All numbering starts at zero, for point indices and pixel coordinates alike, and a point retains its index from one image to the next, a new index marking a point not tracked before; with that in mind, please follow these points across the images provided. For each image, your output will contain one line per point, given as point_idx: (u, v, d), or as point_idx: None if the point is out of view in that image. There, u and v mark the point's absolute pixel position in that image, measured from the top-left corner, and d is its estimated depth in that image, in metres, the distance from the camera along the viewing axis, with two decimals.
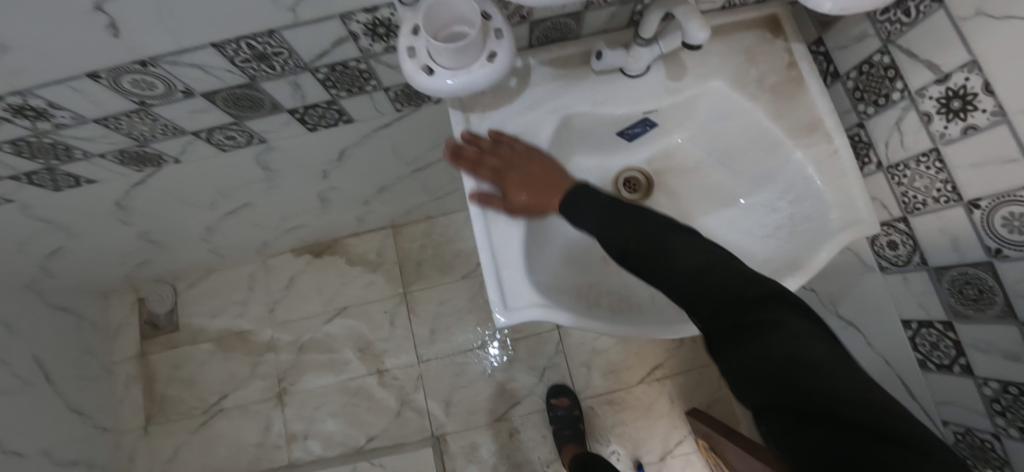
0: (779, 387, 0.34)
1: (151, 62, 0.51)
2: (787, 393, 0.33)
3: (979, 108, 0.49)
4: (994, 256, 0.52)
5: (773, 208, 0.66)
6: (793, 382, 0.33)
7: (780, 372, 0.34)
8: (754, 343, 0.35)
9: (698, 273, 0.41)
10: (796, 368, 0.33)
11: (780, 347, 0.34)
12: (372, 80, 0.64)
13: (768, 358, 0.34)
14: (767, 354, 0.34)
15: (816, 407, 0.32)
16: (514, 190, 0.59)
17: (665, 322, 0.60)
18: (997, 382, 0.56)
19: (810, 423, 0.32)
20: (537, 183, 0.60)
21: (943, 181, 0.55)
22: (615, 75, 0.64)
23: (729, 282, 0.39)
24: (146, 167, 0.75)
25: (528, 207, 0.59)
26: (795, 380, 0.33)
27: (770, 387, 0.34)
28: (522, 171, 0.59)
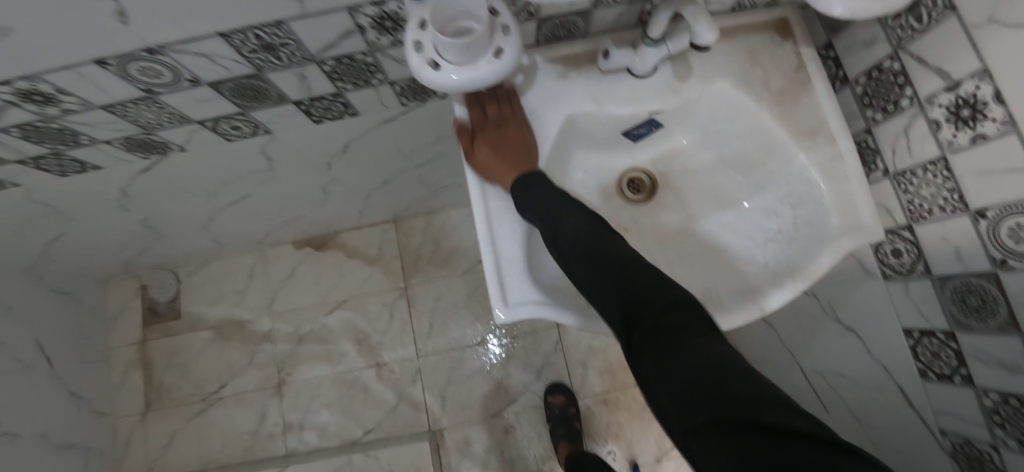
0: (703, 390, 0.33)
1: (159, 51, 0.51)
2: (708, 398, 0.33)
3: (989, 117, 0.49)
4: (999, 266, 0.51)
5: (773, 213, 0.65)
6: (714, 387, 0.33)
7: (706, 373, 0.34)
8: (680, 348, 0.37)
9: (631, 282, 0.42)
10: (713, 373, 0.34)
11: (696, 354, 0.36)
12: (377, 73, 0.64)
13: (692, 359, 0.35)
14: (689, 358, 0.36)
15: (734, 411, 0.32)
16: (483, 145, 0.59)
17: None
18: (998, 394, 0.55)
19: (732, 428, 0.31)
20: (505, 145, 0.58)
21: (950, 190, 0.55)
22: (622, 75, 0.63)
23: (659, 289, 0.41)
24: (151, 154, 0.75)
25: (489, 164, 0.58)
26: (715, 383, 0.33)
27: (693, 392, 0.34)
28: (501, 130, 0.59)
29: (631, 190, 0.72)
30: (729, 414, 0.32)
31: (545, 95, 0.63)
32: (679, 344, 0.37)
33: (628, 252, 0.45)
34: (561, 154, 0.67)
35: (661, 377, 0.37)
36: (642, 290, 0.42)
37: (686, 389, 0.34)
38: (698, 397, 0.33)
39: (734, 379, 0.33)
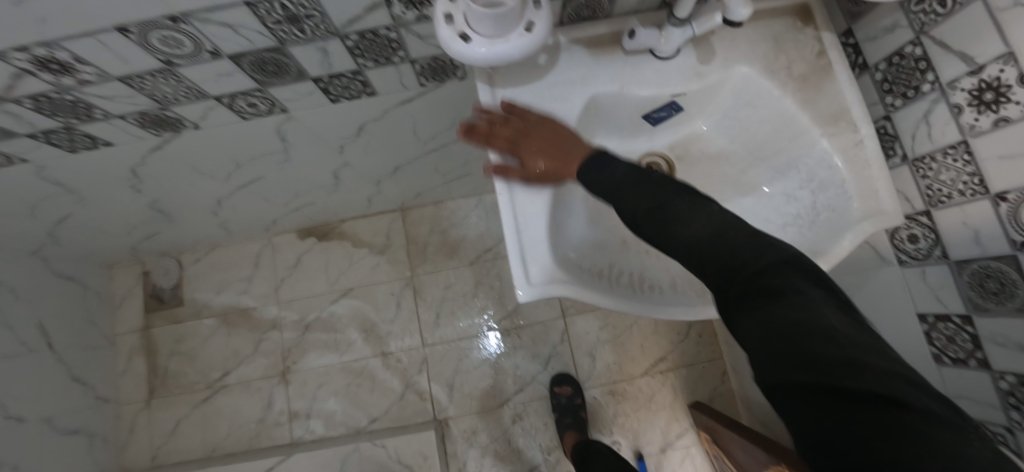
0: (791, 356, 0.35)
1: (182, 19, 0.50)
2: (791, 364, 0.35)
3: (1013, 100, 0.50)
4: (1019, 248, 0.52)
5: (794, 197, 0.66)
6: (803, 350, 0.34)
7: (788, 341, 0.35)
8: (766, 306, 0.38)
9: (717, 243, 0.42)
10: (800, 341, 0.35)
11: (788, 318, 0.36)
12: (400, 50, 0.63)
13: (777, 326, 0.36)
14: (776, 319, 0.37)
15: (820, 379, 0.33)
16: (533, 159, 0.57)
17: (681, 304, 0.61)
18: (1014, 376, 0.56)
19: (808, 394, 0.33)
20: (553, 148, 0.57)
21: (970, 174, 0.56)
22: (645, 57, 0.63)
23: (746, 250, 0.41)
24: (165, 131, 0.74)
25: (546, 173, 0.57)
26: (792, 349, 0.35)
27: (776, 356, 0.36)
28: (535, 137, 0.57)
29: None
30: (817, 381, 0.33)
31: (568, 74, 0.62)
32: (769, 305, 0.38)
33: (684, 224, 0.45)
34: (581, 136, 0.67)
35: (746, 336, 0.38)
36: (732, 250, 0.41)
37: (768, 353, 0.36)
38: (773, 362, 0.36)
39: (815, 341, 0.35)
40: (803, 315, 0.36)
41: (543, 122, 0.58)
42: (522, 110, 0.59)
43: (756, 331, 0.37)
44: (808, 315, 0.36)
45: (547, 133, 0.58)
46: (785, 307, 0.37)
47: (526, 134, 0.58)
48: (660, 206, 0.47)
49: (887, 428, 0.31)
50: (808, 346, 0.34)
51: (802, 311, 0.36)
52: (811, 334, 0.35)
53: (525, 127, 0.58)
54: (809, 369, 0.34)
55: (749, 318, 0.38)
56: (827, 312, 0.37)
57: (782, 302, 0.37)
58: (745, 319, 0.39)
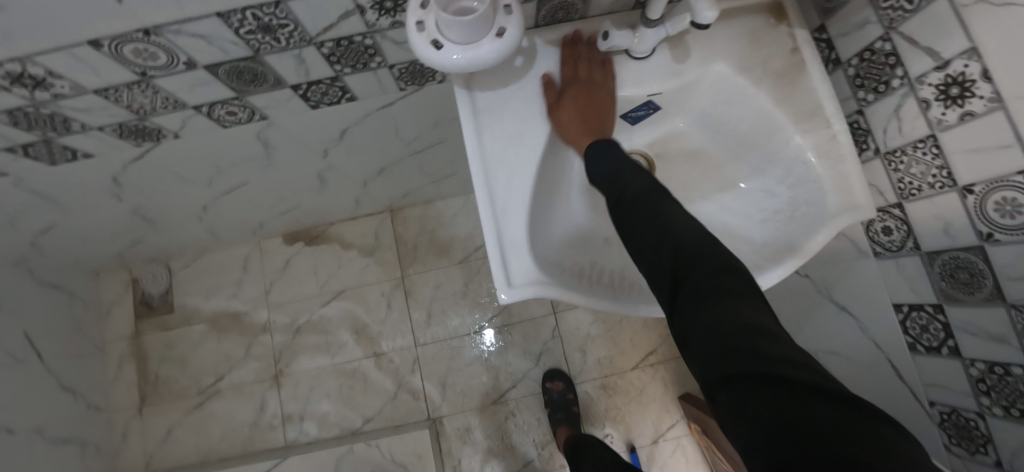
0: (742, 351, 0.37)
1: (154, 32, 0.50)
2: (742, 356, 0.37)
3: (977, 94, 0.51)
4: (985, 240, 0.53)
5: (772, 193, 0.67)
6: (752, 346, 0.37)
7: (744, 336, 0.38)
8: (722, 306, 0.40)
9: (689, 242, 0.44)
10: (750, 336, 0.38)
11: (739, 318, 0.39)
12: (376, 56, 0.63)
13: (732, 321, 0.39)
14: (732, 319, 0.39)
15: (766, 370, 0.36)
16: (568, 111, 0.60)
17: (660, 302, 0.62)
18: (983, 363, 0.58)
19: (753, 384, 0.36)
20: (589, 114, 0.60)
21: (939, 167, 0.57)
22: (621, 57, 0.64)
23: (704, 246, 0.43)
24: (145, 141, 0.74)
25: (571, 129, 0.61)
26: (743, 342, 0.37)
27: (728, 348, 0.38)
28: (587, 98, 0.61)
29: None
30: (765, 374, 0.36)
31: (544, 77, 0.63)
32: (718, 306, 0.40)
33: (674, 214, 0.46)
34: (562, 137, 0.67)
35: (699, 330, 0.40)
36: (693, 253, 0.43)
37: (724, 347, 0.38)
38: (727, 356, 0.38)
39: (765, 339, 0.37)
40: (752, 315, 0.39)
41: (596, 91, 0.61)
42: (603, 70, 0.62)
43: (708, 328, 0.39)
44: (757, 319, 0.39)
45: (596, 102, 0.61)
46: (741, 306, 0.40)
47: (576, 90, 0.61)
48: (652, 196, 0.49)
49: (834, 419, 0.33)
50: (757, 343, 0.37)
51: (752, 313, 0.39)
52: (763, 334, 0.38)
53: (589, 85, 0.61)
54: (755, 362, 0.36)
55: (706, 314, 0.40)
56: (774, 320, 0.40)
57: (737, 301, 0.40)
58: (700, 317, 0.41)
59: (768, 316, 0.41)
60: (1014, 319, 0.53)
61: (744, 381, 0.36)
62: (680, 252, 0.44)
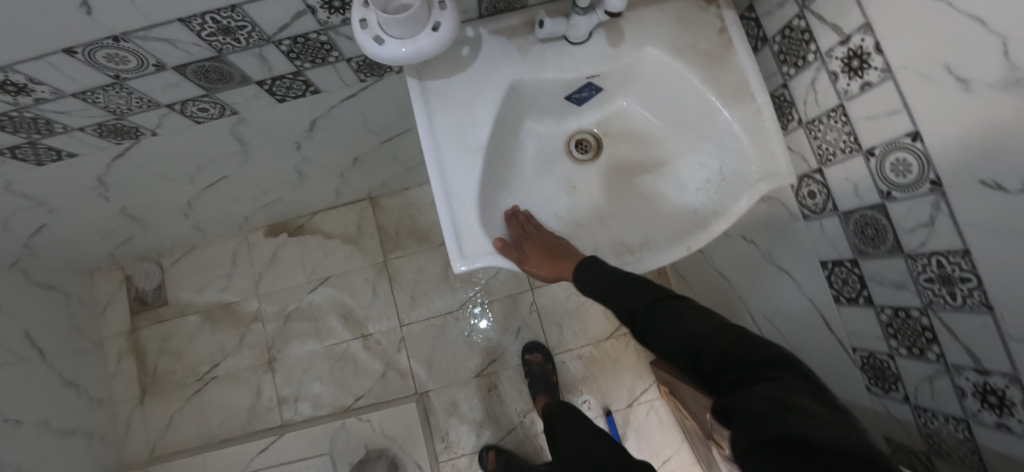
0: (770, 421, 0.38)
1: (123, 38, 0.55)
2: (767, 424, 0.38)
3: (872, 66, 0.56)
4: (886, 198, 0.59)
5: (706, 165, 0.72)
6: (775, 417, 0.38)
7: (769, 408, 0.39)
8: (752, 389, 0.42)
9: (708, 342, 0.48)
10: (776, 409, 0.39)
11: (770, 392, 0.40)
12: (333, 51, 0.68)
13: (757, 396, 0.40)
14: (754, 396, 0.41)
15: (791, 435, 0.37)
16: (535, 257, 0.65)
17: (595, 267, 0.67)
18: (891, 309, 0.65)
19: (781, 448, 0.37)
20: (550, 257, 0.66)
21: (848, 133, 0.62)
22: (560, 42, 0.69)
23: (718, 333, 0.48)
24: (125, 140, 0.79)
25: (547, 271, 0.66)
26: (777, 413, 0.38)
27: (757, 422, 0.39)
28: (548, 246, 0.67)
29: (579, 150, 0.78)
30: (780, 438, 0.37)
31: (488, 64, 0.68)
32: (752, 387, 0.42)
33: (694, 319, 0.50)
34: (511, 121, 0.73)
35: (736, 411, 0.42)
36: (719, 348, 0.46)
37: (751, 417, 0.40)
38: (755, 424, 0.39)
39: (790, 411, 0.38)
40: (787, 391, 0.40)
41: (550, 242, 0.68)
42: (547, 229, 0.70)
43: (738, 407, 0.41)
44: (783, 391, 0.40)
45: (552, 247, 0.67)
46: (772, 383, 0.41)
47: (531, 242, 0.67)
48: (663, 308, 0.54)
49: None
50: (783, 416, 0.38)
51: (783, 391, 0.40)
52: (790, 409, 0.38)
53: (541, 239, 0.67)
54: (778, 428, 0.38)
55: (740, 392, 0.42)
56: (811, 398, 0.39)
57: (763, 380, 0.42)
58: (733, 397, 0.43)
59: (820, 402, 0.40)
60: (911, 268, 0.59)
61: (773, 448, 0.37)
62: (700, 350, 0.48)
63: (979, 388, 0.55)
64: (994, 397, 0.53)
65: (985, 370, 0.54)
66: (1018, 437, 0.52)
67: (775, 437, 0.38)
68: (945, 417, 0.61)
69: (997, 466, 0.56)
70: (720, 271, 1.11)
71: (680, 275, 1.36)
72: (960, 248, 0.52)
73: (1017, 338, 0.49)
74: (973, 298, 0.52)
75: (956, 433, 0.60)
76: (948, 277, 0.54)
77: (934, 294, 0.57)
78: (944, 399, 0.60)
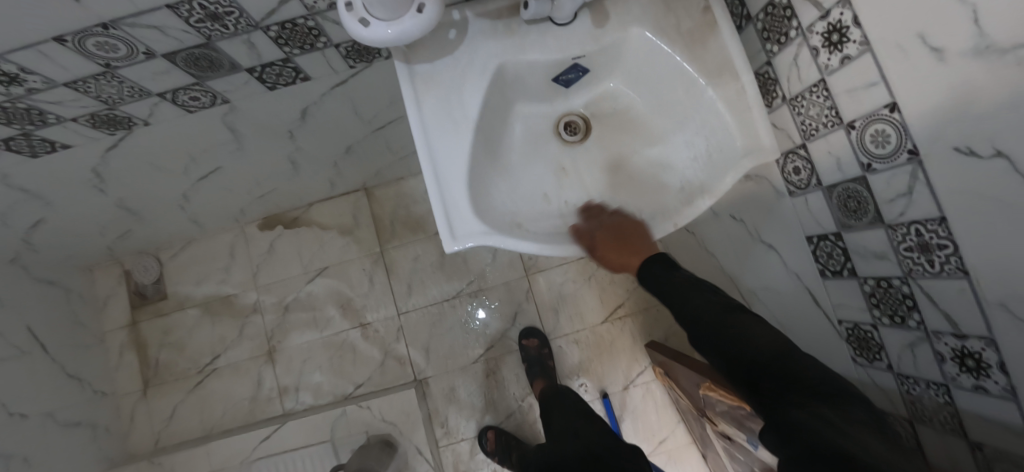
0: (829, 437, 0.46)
1: (112, 25, 0.56)
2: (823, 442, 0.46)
3: (851, 40, 0.57)
4: (866, 170, 0.61)
5: (691, 144, 0.73)
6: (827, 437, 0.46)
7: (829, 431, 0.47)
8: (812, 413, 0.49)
9: (775, 363, 0.54)
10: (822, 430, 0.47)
11: (817, 417, 0.48)
12: (321, 37, 0.69)
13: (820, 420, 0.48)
14: (814, 417, 0.48)
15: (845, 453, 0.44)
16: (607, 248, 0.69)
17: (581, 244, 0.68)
18: (873, 280, 0.66)
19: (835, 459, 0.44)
20: (625, 246, 0.70)
21: (829, 108, 0.63)
22: (545, 24, 0.70)
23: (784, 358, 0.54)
24: (118, 130, 0.80)
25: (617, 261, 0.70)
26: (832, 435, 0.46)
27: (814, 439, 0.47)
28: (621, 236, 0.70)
29: (568, 132, 0.79)
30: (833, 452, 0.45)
31: (475, 47, 0.69)
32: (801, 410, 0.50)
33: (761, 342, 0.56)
34: (499, 104, 0.74)
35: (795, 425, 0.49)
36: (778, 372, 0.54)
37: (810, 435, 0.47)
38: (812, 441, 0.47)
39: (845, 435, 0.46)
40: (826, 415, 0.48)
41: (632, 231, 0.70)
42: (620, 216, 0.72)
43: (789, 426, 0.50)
44: (840, 419, 0.48)
45: (630, 236, 0.70)
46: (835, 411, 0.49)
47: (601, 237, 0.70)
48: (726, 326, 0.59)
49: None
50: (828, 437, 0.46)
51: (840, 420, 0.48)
52: (835, 428, 0.47)
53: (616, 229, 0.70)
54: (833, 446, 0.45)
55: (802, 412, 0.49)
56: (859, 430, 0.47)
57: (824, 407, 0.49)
58: (791, 413, 0.50)
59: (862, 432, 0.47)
60: (891, 238, 0.60)
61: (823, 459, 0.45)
62: (765, 368, 0.54)
63: (957, 353, 0.57)
64: (972, 361, 0.55)
65: (962, 334, 0.55)
66: (993, 398, 0.54)
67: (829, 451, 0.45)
68: (927, 383, 0.63)
69: (974, 427, 0.57)
70: (711, 252, 1.12)
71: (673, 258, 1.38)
72: (937, 215, 0.53)
73: (991, 300, 0.50)
74: (950, 264, 0.53)
75: (936, 398, 0.62)
76: (926, 244, 0.56)
77: (914, 262, 0.58)
78: (925, 365, 0.62)
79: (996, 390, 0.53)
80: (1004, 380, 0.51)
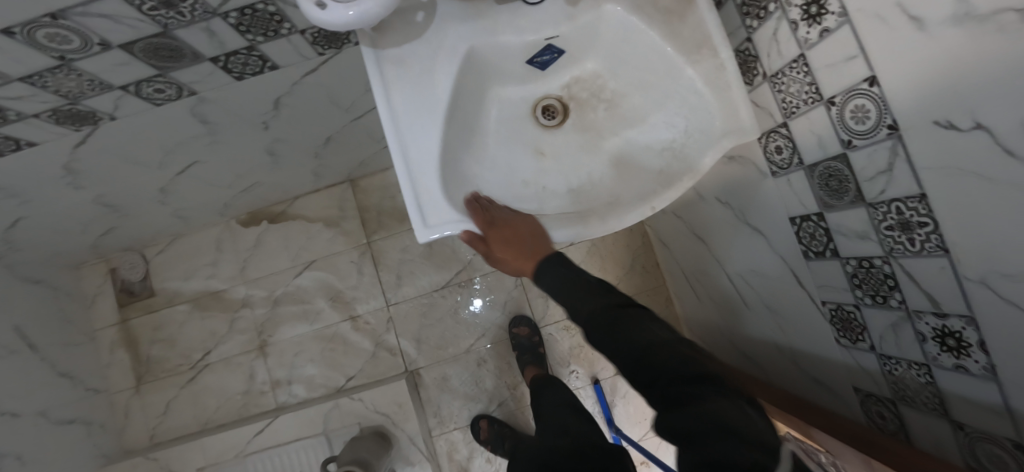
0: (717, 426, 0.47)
1: (61, 15, 0.54)
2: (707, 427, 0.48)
3: (830, 12, 0.55)
4: (847, 147, 0.59)
5: (670, 124, 0.70)
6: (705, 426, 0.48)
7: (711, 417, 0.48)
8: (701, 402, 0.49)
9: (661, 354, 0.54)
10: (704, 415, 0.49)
11: (718, 412, 0.48)
12: (284, 23, 0.67)
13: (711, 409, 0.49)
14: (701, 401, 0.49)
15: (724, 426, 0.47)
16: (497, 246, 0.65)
17: (559, 230, 0.67)
18: (855, 260, 0.65)
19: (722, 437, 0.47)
20: (517, 243, 0.66)
21: (809, 84, 0.61)
22: (517, 4, 0.68)
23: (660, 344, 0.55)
24: (84, 125, 0.78)
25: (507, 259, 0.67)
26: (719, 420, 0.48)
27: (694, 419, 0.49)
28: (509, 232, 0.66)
29: (546, 117, 0.77)
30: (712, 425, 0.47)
31: (444, 31, 0.67)
32: (692, 406, 0.50)
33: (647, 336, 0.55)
34: (472, 89, 0.72)
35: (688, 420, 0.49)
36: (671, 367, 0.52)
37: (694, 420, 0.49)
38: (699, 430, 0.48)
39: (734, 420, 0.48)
40: (729, 408, 0.48)
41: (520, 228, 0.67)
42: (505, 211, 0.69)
43: (688, 426, 0.49)
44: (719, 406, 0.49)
45: (522, 234, 0.67)
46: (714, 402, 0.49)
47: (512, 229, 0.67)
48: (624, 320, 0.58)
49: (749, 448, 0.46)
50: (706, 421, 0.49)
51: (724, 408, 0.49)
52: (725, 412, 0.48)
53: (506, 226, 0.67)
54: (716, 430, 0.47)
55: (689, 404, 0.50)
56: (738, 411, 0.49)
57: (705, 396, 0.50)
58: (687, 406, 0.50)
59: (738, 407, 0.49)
60: (872, 217, 0.59)
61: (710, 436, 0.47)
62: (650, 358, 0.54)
63: (938, 332, 0.56)
64: (953, 341, 0.54)
65: (943, 313, 0.54)
66: (973, 378, 0.53)
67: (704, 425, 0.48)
68: (909, 363, 0.62)
69: (956, 407, 0.57)
70: (699, 235, 1.11)
71: (663, 244, 1.37)
72: (917, 193, 0.51)
73: (972, 279, 0.49)
74: (931, 242, 0.52)
75: (918, 378, 0.61)
76: (907, 223, 0.54)
77: (895, 241, 0.57)
78: (907, 346, 0.61)
79: (977, 369, 0.52)
80: (984, 359, 0.50)
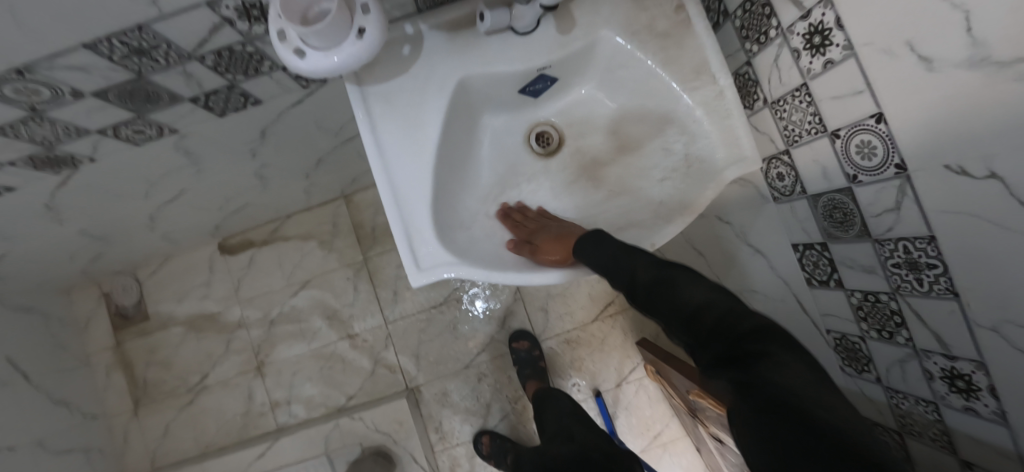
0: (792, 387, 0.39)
1: (27, 70, 0.51)
2: (752, 391, 0.41)
3: (834, 43, 0.52)
4: (852, 181, 0.57)
5: (669, 149, 0.68)
6: (792, 408, 0.38)
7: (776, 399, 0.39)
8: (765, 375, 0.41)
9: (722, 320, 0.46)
10: (781, 387, 0.39)
11: (782, 371, 0.40)
12: (265, 61, 0.64)
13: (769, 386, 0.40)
14: (773, 371, 0.41)
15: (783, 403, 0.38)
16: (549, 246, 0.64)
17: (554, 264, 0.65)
18: (861, 292, 0.64)
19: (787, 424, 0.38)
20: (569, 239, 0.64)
21: (812, 114, 0.59)
22: (506, 34, 0.65)
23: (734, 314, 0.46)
24: (63, 168, 0.75)
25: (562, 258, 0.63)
26: (764, 384, 0.40)
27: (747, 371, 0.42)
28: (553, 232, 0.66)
29: (539, 144, 0.75)
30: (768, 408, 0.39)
31: (431, 65, 0.64)
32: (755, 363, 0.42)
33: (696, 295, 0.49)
34: (464, 123, 0.70)
35: (755, 384, 0.41)
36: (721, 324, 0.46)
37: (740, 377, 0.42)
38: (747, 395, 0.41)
39: (789, 396, 0.39)
40: (788, 377, 0.40)
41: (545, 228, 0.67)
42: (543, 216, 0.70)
43: (762, 387, 0.40)
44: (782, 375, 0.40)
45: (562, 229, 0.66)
46: (770, 369, 0.41)
47: (541, 233, 0.66)
48: (666, 283, 0.51)
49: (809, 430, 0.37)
50: (782, 400, 0.39)
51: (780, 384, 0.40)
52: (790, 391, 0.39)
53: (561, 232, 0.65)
54: (768, 402, 0.39)
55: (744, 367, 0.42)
56: (812, 384, 0.40)
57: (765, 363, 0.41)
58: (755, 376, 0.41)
59: (802, 375, 0.40)
60: (879, 253, 0.57)
61: (777, 417, 0.38)
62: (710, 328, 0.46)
63: (946, 373, 0.54)
64: (962, 382, 0.53)
65: (952, 355, 0.53)
66: (983, 420, 0.52)
67: (762, 405, 0.39)
68: (916, 398, 0.61)
69: (964, 444, 0.56)
70: (696, 250, 1.10)
71: None
72: (926, 235, 0.50)
73: (983, 326, 0.47)
74: (940, 284, 0.51)
75: (925, 415, 0.60)
76: (915, 263, 0.53)
77: (902, 279, 0.56)
78: (914, 382, 0.60)
79: (987, 412, 0.51)
80: (994, 403, 0.49)
